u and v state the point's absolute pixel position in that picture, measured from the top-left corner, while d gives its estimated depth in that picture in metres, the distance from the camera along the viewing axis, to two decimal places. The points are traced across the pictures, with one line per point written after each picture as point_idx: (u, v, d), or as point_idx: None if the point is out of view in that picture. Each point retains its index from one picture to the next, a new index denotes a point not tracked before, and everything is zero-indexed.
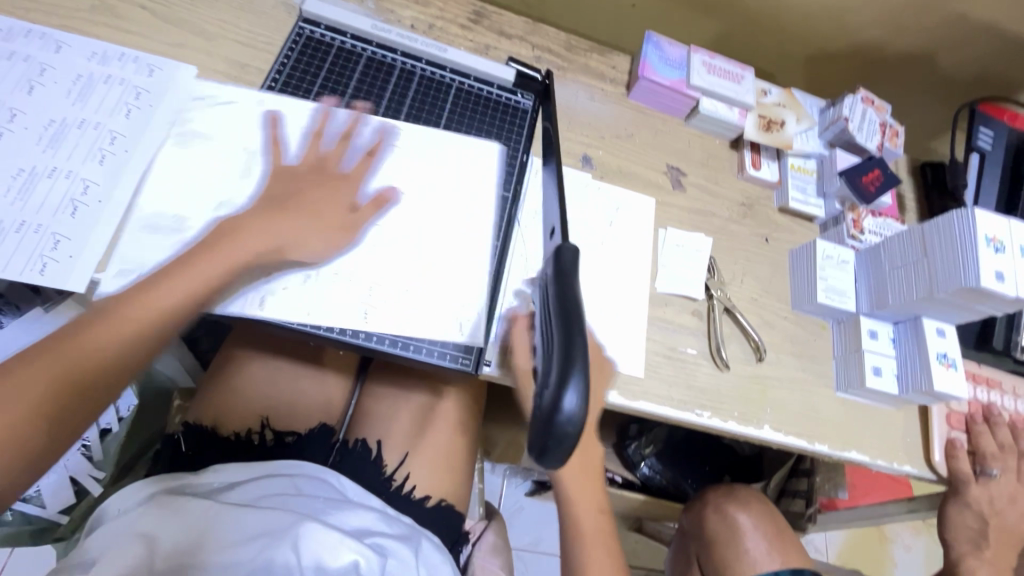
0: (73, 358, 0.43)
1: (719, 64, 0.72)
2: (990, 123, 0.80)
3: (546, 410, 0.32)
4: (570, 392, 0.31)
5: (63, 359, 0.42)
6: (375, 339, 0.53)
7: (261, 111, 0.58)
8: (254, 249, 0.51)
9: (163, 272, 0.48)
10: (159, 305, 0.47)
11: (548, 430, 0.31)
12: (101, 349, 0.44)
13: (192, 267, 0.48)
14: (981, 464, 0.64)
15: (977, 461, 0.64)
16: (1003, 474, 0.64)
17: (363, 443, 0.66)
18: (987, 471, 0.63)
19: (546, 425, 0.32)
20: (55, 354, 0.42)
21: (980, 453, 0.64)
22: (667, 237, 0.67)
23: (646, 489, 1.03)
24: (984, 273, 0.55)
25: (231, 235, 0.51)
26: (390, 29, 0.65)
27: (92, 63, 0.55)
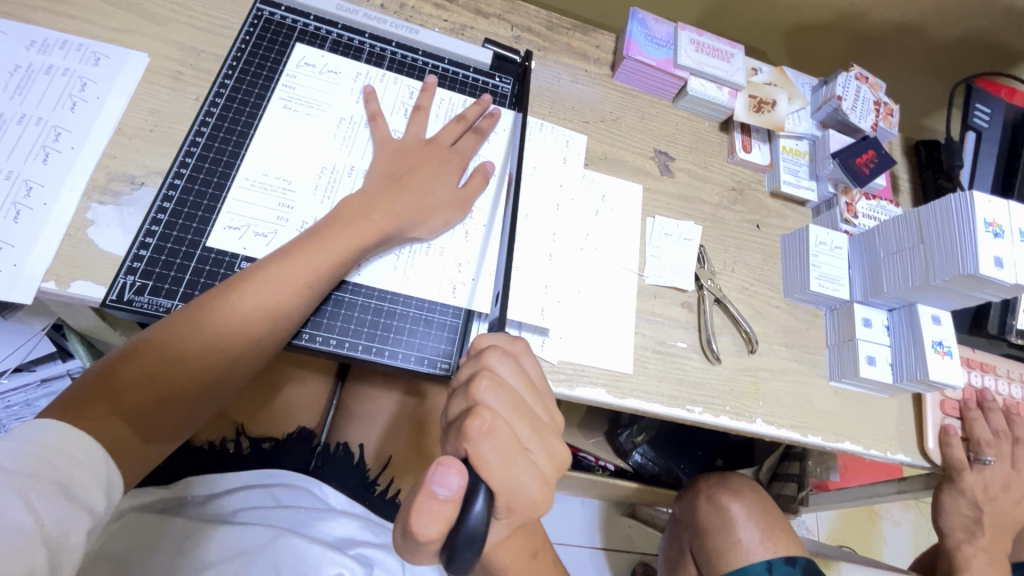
0: (164, 367, 0.42)
1: (707, 42, 0.68)
2: (986, 99, 0.77)
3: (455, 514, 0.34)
4: (478, 499, 0.34)
5: (153, 369, 0.41)
6: (348, 346, 0.50)
7: (217, 100, 0.54)
8: (311, 272, 0.47)
9: (248, 274, 0.45)
10: (258, 313, 0.45)
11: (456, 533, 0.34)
12: (191, 359, 0.43)
13: (245, 288, 0.44)
14: (975, 451, 0.63)
15: (971, 449, 0.63)
16: (997, 460, 0.63)
17: (344, 448, 0.64)
18: (980, 458, 0.62)
19: (452, 536, 0.34)
20: (151, 366, 0.41)
21: (975, 440, 0.63)
22: (656, 225, 0.64)
23: (639, 477, 1.01)
24: (982, 259, 0.53)
25: (344, 223, 0.49)
26: (357, 9, 0.61)
27: (31, 53, 0.51)
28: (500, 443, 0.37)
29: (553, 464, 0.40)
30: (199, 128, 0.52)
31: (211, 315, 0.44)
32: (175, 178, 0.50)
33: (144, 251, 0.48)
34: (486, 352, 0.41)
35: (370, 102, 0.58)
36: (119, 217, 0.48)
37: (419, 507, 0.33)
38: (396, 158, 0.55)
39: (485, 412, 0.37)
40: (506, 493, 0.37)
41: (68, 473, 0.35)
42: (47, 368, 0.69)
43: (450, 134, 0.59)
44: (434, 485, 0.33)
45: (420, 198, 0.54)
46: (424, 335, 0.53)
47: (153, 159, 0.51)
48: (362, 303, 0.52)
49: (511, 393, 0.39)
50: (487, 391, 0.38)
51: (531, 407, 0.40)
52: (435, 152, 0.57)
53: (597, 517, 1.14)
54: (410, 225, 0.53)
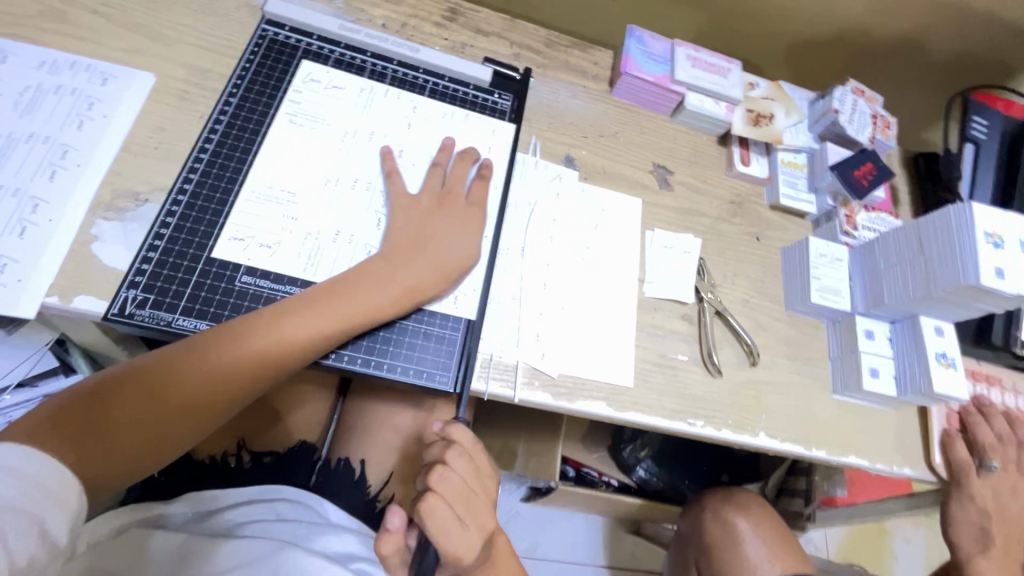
0: (153, 396, 0.42)
1: (704, 57, 0.69)
2: (984, 111, 0.77)
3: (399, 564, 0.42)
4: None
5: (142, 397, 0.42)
6: (347, 359, 0.50)
7: (221, 118, 0.55)
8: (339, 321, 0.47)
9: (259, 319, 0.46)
10: (258, 358, 0.45)
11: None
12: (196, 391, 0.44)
13: (273, 329, 0.46)
14: (979, 457, 0.62)
15: (975, 454, 0.62)
16: (1003, 467, 0.62)
17: (345, 463, 0.64)
18: (986, 464, 0.61)
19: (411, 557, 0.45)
20: (142, 396, 0.42)
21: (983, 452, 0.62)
22: (655, 238, 0.64)
23: (643, 493, 1.01)
24: (984, 270, 0.53)
25: (380, 278, 0.50)
26: (359, 29, 0.62)
27: (41, 73, 0.52)
28: (448, 505, 0.42)
29: (484, 534, 0.44)
30: (202, 146, 0.53)
31: (220, 351, 0.44)
32: (179, 194, 0.51)
33: (146, 265, 0.48)
34: (455, 441, 0.46)
35: (388, 160, 0.57)
36: (123, 232, 0.49)
37: (379, 534, 0.43)
38: (410, 215, 0.54)
39: (445, 473, 0.43)
40: (447, 551, 0.42)
41: (46, 504, 0.35)
42: (49, 383, 0.68)
43: (462, 183, 0.58)
44: (387, 523, 0.42)
45: (437, 264, 0.52)
46: (423, 347, 0.53)
47: (157, 176, 0.52)
48: None
49: (469, 463, 0.45)
50: (452, 457, 0.44)
51: (478, 491, 0.45)
52: (451, 207, 0.56)
53: (600, 535, 1.12)
54: (429, 286, 0.51)
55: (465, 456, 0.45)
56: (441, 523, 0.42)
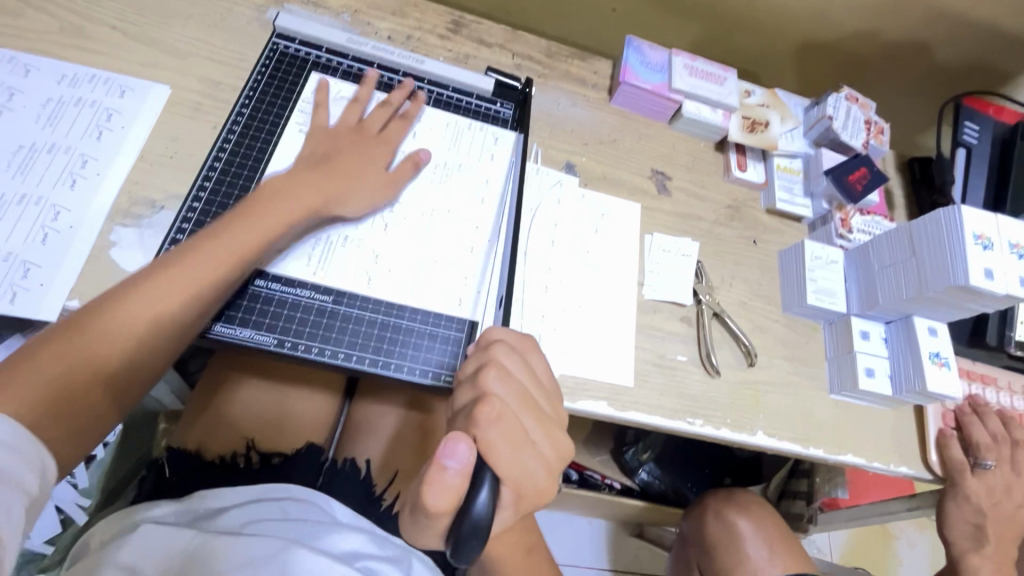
0: (87, 355, 0.41)
1: (701, 66, 0.71)
2: (976, 116, 0.79)
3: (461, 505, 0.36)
4: (484, 486, 0.36)
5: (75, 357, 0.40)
6: (355, 360, 0.52)
7: (234, 128, 0.57)
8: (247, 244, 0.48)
9: (167, 261, 0.45)
10: (178, 300, 0.44)
11: (461, 521, 0.35)
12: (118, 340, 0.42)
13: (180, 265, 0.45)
14: (975, 456, 0.63)
15: (970, 453, 0.63)
16: (998, 464, 0.63)
17: (351, 463, 0.66)
18: (981, 462, 0.62)
19: (458, 521, 0.35)
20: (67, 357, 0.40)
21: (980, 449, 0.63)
22: (654, 242, 0.66)
23: (646, 496, 1.02)
24: (973, 271, 0.54)
25: (271, 198, 0.51)
26: (366, 41, 0.64)
27: (62, 86, 0.55)
28: (508, 431, 0.39)
29: (559, 456, 0.42)
30: (216, 154, 0.55)
31: (131, 298, 0.43)
32: (195, 202, 0.53)
33: None
34: (496, 343, 0.44)
35: (319, 92, 0.60)
36: (140, 238, 0.51)
37: (431, 480, 0.34)
38: (326, 141, 0.58)
39: (494, 399, 0.39)
40: (513, 482, 0.39)
41: (27, 466, 0.35)
42: None
43: (378, 119, 0.61)
44: (445, 458, 0.35)
45: (345, 178, 0.55)
46: (429, 346, 0.54)
47: (173, 184, 0.54)
48: (368, 317, 0.54)
49: (518, 384, 0.42)
50: (495, 380, 0.41)
51: (538, 400, 0.42)
52: (365, 138, 0.59)
53: (603, 537, 1.13)
54: (336, 202, 0.54)
55: (516, 370, 0.43)
56: (506, 443, 0.38)
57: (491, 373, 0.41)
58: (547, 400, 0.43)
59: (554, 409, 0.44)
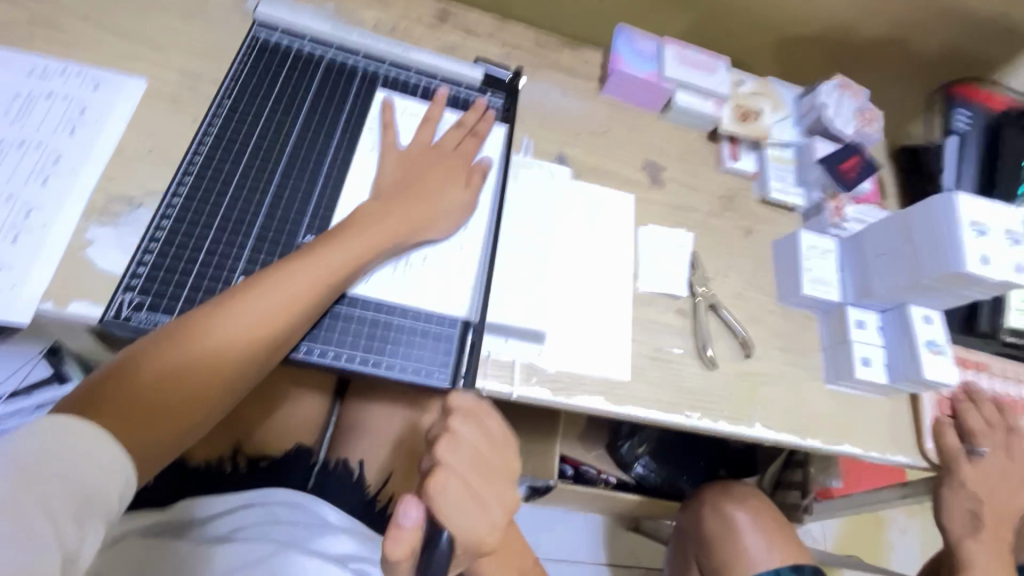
0: (182, 363, 0.42)
1: (692, 55, 0.70)
2: (966, 104, 0.79)
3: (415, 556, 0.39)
4: (439, 541, 0.39)
5: (171, 365, 0.42)
6: (345, 358, 0.50)
7: (214, 121, 0.55)
8: (333, 268, 0.49)
9: (263, 278, 0.47)
10: (270, 318, 0.46)
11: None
12: (210, 357, 0.43)
13: (266, 285, 0.46)
14: (970, 443, 0.63)
15: (966, 441, 0.63)
16: (993, 451, 0.63)
17: (344, 465, 0.64)
18: (976, 449, 0.63)
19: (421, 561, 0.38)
20: (166, 371, 0.42)
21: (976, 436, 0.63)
22: (648, 234, 0.65)
23: (641, 489, 1.01)
24: (969, 257, 0.54)
25: (361, 226, 0.51)
26: (351, 31, 0.63)
27: (32, 80, 0.52)
28: (456, 496, 0.40)
29: (507, 507, 0.43)
30: (197, 149, 0.53)
31: (224, 314, 0.44)
32: (174, 198, 0.51)
33: (142, 269, 0.48)
34: (452, 408, 0.44)
35: (385, 112, 0.60)
36: (118, 236, 0.49)
37: (387, 538, 0.37)
38: (407, 165, 0.58)
39: (441, 471, 0.40)
40: (463, 541, 0.40)
41: (107, 479, 0.36)
42: (43, 392, 0.66)
43: (452, 139, 0.61)
44: (398, 517, 0.37)
45: (431, 204, 0.56)
46: (423, 342, 0.53)
47: (151, 180, 0.52)
48: (358, 315, 0.52)
49: (469, 449, 0.42)
50: (459, 429, 0.43)
51: (490, 459, 0.43)
52: (441, 156, 0.59)
53: (599, 532, 1.12)
54: (424, 228, 0.55)
55: (467, 429, 0.43)
56: (454, 508, 0.40)
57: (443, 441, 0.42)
58: (500, 456, 0.44)
59: (507, 462, 0.45)
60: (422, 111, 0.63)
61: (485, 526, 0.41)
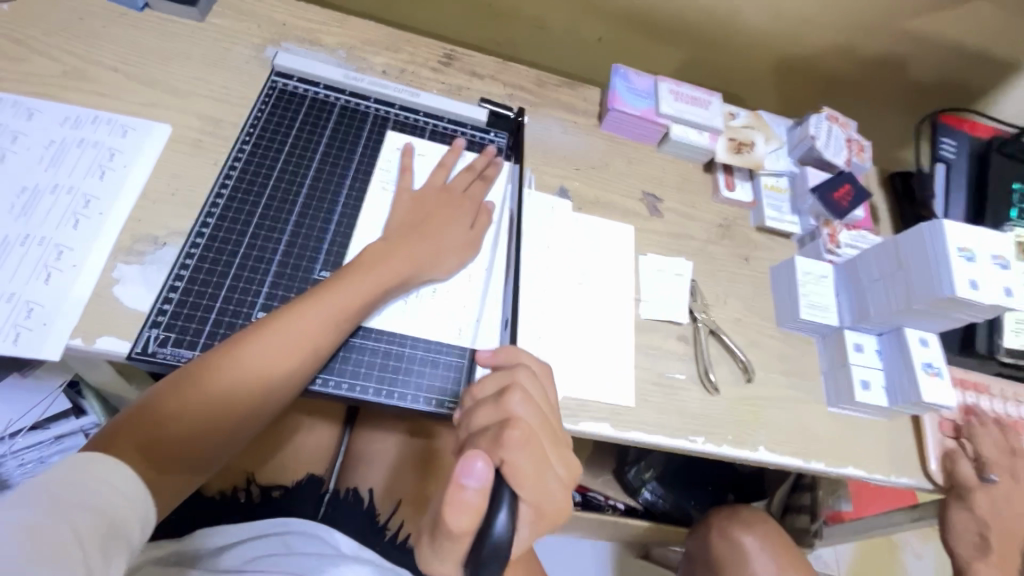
0: (200, 403, 0.44)
1: (686, 92, 0.74)
2: (951, 133, 0.82)
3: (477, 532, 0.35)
4: (502, 510, 0.36)
5: (189, 404, 0.44)
6: (358, 389, 0.52)
7: (235, 164, 0.58)
8: (344, 305, 0.51)
9: (277, 318, 0.48)
10: (285, 357, 0.47)
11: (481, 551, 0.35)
12: (226, 394, 0.45)
13: (280, 323, 0.48)
14: (982, 470, 0.63)
15: (977, 468, 0.64)
16: (1004, 476, 0.64)
17: (354, 493, 0.65)
18: (987, 477, 0.62)
19: (478, 546, 0.35)
20: (184, 409, 0.44)
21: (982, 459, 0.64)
22: (648, 262, 0.67)
23: (650, 515, 1.02)
24: (958, 282, 0.56)
25: (369, 265, 0.53)
26: (363, 77, 0.66)
27: (64, 128, 0.56)
28: (533, 456, 0.39)
29: (570, 473, 0.42)
30: (219, 191, 0.56)
31: (239, 354, 0.46)
32: (198, 237, 0.54)
33: (167, 305, 0.50)
34: (514, 372, 0.43)
35: (405, 155, 0.63)
36: (144, 274, 0.51)
37: (452, 501, 0.34)
38: (415, 207, 0.60)
39: (520, 423, 0.39)
40: (533, 502, 0.39)
41: (133, 515, 0.37)
42: (61, 425, 0.70)
43: (461, 182, 0.63)
44: (464, 477, 0.35)
45: (436, 243, 0.58)
46: (433, 372, 0.55)
47: (174, 220, 0.54)
48: (371, 347, 0.54)
49: (539, 409, 0.42)
50: (519, 402, 0.41)
51: (551, 422, 0.42)
52: (450, 198, 0.62)
53: (609, 560, 1.11)
54: (429, 266, 0.57)
55: (535, 410, 0.41)
56: (528, 476, 0.38)
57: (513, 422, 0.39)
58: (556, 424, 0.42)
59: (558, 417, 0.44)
60: (430, 150, 0.66)
61: (553, 498, 0.40)
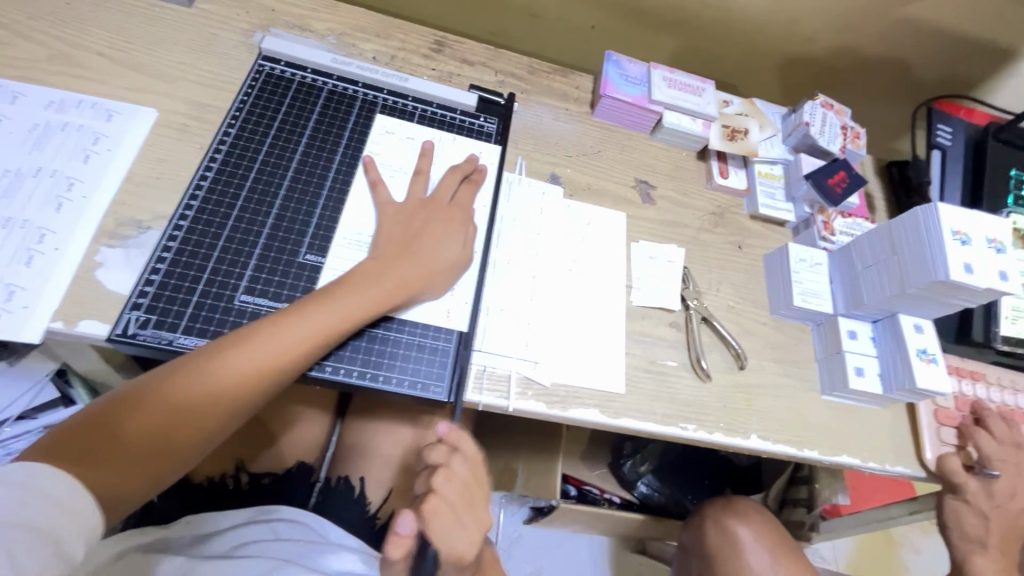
0: (164, 413, 0.43)
1: (679, 78, 0.73)
2: (947, 120, 0.81)
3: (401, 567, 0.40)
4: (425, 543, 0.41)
5: (152, 414, 0.42)
6: (343, 372, 0.51)
7: (220, 148, 0.58)
8: (329, 324, 0.48)
9: (256, 332, 0.46)
10: (257, 373, 0.45)
11: None
12: (191, 406, 0.44)
13: (259, 340, 0.46)
14: (981, 464, 0.62)
15: (976, 462, 0.63)
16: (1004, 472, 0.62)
17: (345, 481, 0.65)
18: (986, 471, 0.62)
19: None
20: (146, 419, 0.42)
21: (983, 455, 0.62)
22: (640, 249, 0.67)
23: (645, 509, 1.00)
24: (953, 266, 0.55)
25: (359, 283, 0.51)
26: (351, 62, 0.66)
27: (49, 112, 0.55)
28: (454, 510, 0.43)
29: (490, 515, 0.46)
30: (203, 174, 0.56)
31: (211, 368, 0.44)
32: (180, 220, 0.53)
33: (148, 287, 0.50)
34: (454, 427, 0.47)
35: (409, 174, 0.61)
36: (127, 258, 0.51)
37: (385, 542, 0.39)
38: (404, 221, 0.57)
39: (445, 482, 0.43)
40: (454, 542, 0.43)
41: (76, 528, 0.37)
42: (49, 414, 0.68)
43: (449, 189, 0.60)
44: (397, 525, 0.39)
45: (426, 267, 0.55)
46: (419, 357, 0.54)
47: (159, 204, 0.54)
48: (357, 330, 0.53)
49: (469, 465, 0.46)
50: (449, 465, 0.44)
51: (481, 474, 0.47)
52: (437, 209, 0.58)
53: (605, 554, 1.11)
54: (419, 290, 0.54)
55: (464, 465, 0.45)
56: (447, 525, 0.42)
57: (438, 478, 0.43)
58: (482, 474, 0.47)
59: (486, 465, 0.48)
60: (419, 134, 0.65)
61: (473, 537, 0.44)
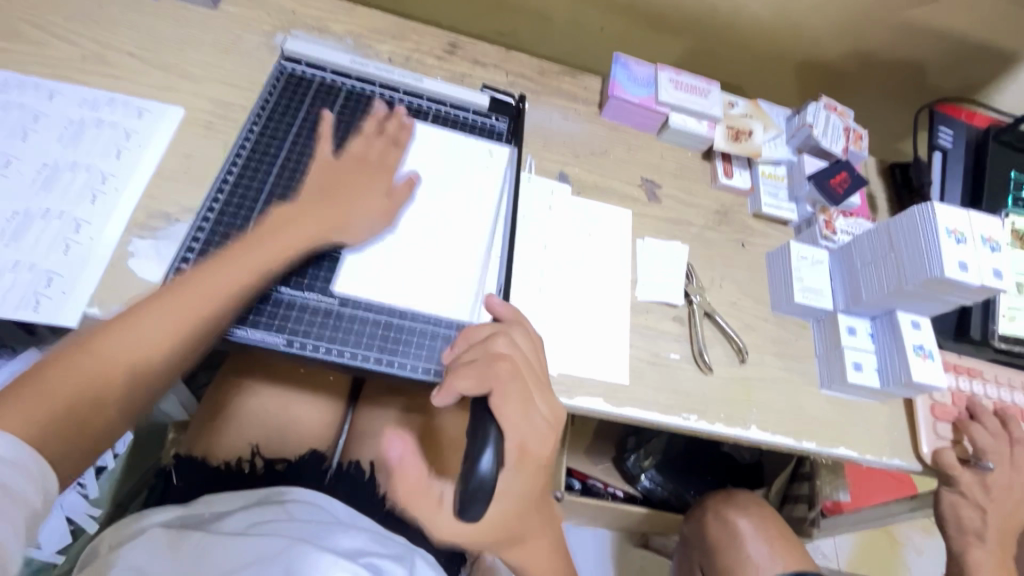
0: (98, 369, 0.42)
1: (685, 80, 0.75)
2: (950, 122, 0.82)
3: (467, 468, 0.43)
4: (486, 451, 0.43)
5: (83, 370, 0.42)
6: (360, 358, 0.54)
7: (245, 144, 0.61)
8: (250, 266, 0.51)
9: (183, 282, 0.48)
10: (187, 320, 0.47)
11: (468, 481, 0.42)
12: (124, 360, 0.44)
13: (185, 289, 0.47)
14: (976, 457, 0.64)
15: (972, 454, 0.64)
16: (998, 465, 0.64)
17: (356, 465, 0.67)
18: (982, 464, 0.64)
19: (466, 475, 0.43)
20: (79, 374, 0.42)
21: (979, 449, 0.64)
22: (645, 246, 0.69)
23: (649, 504, 1.03)
24: (947, 263, 0.57)
25: (274, 230, 0.54)
26: (368, 62, 0.68)
27: (83, 109, 0.58)
28: (513, 391, 0.46)
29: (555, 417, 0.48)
30: (229, 169, 0.59)
31: (139, 319, 0.45)
32: (208, 212, 0.56)
33: (179, 276, 0.53)
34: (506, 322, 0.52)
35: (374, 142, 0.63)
36: (157, 248, 0.54)
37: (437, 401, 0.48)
38: (329, 176, 0.59)
39: (502, 362, 0.47)
40: (518, 439, 0.45)
41: (29, 483, 0.36)
42: None
43: (377, 150, 0.62)
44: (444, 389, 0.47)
45: (345, 207, 0.58)
46: (431, 345, 0.56)
47: (187, 198, 0.57)
48: (372, 318, 0.56)
49: (522, 352, 0.49)
50: (502, 345, 0.49)
51: (536, 366, 0.50)
52: (367, 167, 0.61)
53: (608, 547, 1.13)
54: (337, 234, 0.57)
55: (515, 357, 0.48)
56: (510, 417, 0.45)
57: (497, 372, 0.47)
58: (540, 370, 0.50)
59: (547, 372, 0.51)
60: (432, 132, 0.68)
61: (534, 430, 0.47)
